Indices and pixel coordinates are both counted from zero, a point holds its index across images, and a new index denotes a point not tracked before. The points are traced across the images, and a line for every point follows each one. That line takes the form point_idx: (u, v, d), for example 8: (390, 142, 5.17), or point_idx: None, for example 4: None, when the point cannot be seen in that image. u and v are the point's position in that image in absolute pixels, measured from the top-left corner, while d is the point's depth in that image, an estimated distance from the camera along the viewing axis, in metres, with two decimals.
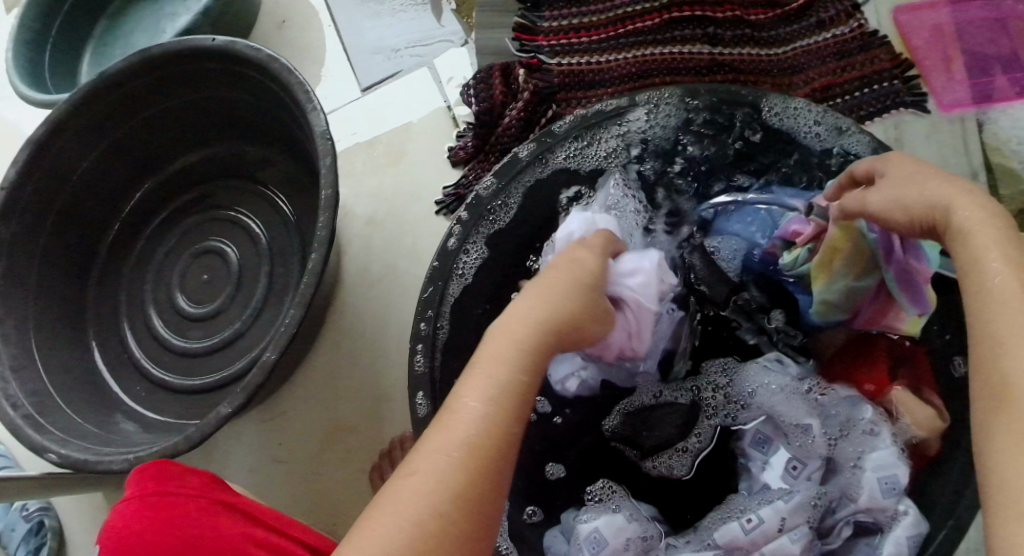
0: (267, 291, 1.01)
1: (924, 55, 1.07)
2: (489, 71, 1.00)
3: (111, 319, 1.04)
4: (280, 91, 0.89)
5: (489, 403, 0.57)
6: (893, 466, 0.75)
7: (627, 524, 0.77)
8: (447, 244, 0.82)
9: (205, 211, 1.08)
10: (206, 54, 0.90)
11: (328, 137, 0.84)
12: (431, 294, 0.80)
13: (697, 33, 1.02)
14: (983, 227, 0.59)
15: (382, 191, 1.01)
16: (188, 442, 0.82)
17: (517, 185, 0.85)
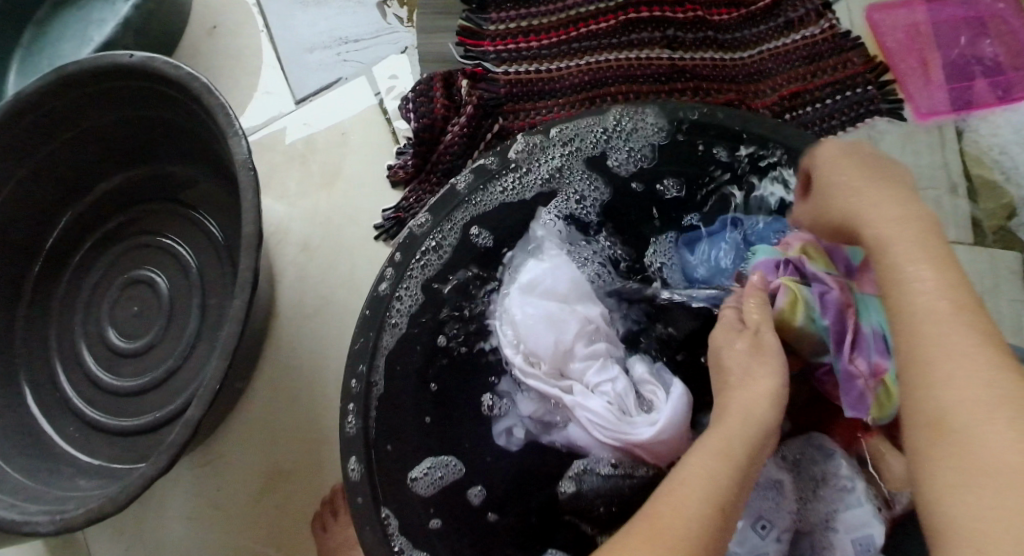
0: (201, 322, 0.93)
1: (899, 58, 1.00)
2: (429, 82, 0.92)
3: (41, 355, 0.93)
4: (201, 111, 0.80)
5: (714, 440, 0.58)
6: (868, 526, 0.69)
7: None
8: (378, 288, 0.76)
9: (134, 236, 0.98)
10: (123, 71, 0.81)
11: (250, 166, 0.76)
12: (361, 346, 0.75)
13: (656, 37, 0.95)
14: (908, 253, 0.56)
15: (321, 213, 0.93)
16: (114, 504, 0.73)
17: (455, 218, 0.79)
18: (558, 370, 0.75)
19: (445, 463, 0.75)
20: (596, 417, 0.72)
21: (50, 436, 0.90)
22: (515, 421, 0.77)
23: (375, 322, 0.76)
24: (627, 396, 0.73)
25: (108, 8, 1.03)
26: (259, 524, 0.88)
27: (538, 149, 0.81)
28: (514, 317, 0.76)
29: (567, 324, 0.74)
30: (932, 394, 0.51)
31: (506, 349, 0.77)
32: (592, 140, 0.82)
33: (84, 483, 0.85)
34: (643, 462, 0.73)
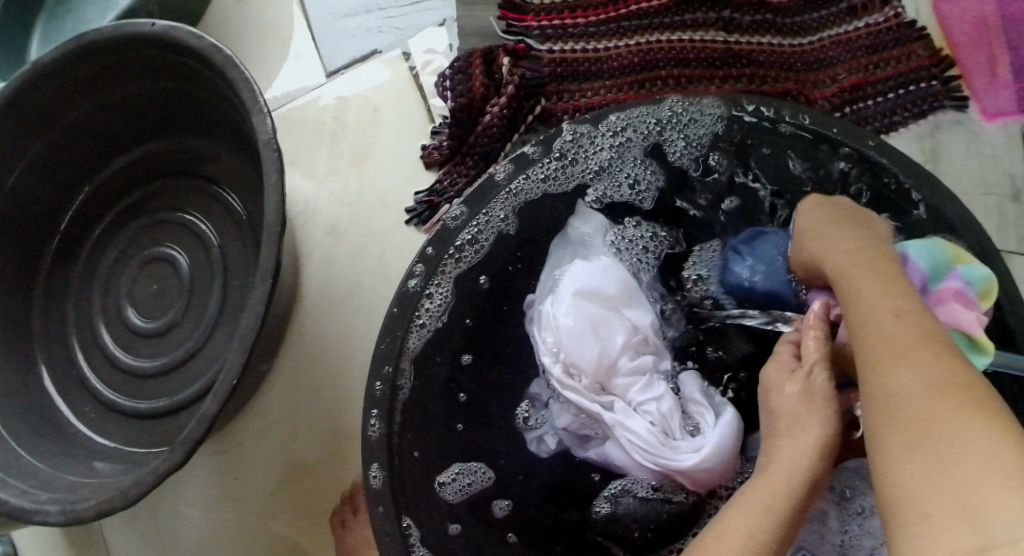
0: (221, 305, 0.88)
1: (965, 53, 0.94)
2: (468, 59, 0.86)
3: (57, 334, 0.89)
4: (224, 86, 0.74)
5: (772, 485, 0.58)
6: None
7: None
8: (407, 284, 0.71)
9: (154, 211, 0.93)
10: (142, 41, 0.75)
11: (274, 148, 0.70)
12: (388, 346, 0.70)
13: (711, 18, 0.90)
14: (863, 275, 0.59)
15: (348, 195, 0.87)
16: (125, 500, 0.69)
17: (492, 211, 0.74)
18: (598, 384, 0.69)
19: (474, 471, 0.73)
20: (638, 439, 0.68)
21: (65, 417, 0.86)
22: (548, 430, 0.74)
23: (409, 314, 0.71)
24: (671, 417, 0.69)
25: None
26: (277, 518, 0.85)
27: (583, 142, 0.76)
28: (553, 327, 0.71)
29: (611, 336, 0.69)
30: (885, 380, 0.51)
31: (545, 357, 0.71)
32: (640, 131, 0.77)
33: (100, 467, 0.81)
34: (683, 489, 0.70)
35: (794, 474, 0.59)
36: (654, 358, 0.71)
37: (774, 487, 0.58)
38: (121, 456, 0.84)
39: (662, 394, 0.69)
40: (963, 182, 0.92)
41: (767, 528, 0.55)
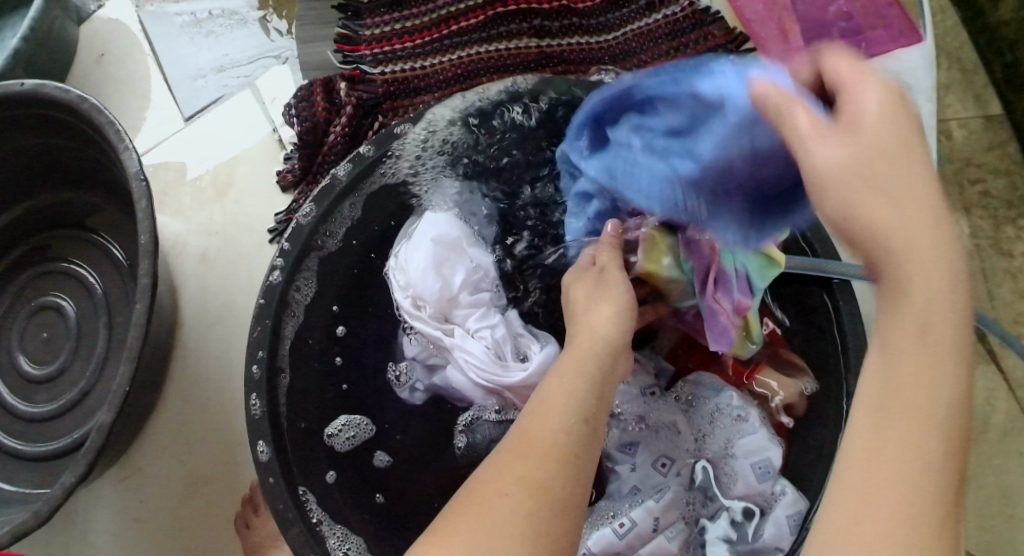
0: (108, 342, 0.96)
1: (758, 28, 1.06)
2: (311, 88, 0.96)
3: None
4: (94, 133, 0.83)
5: (599, 342, 0.64)
6: (765, 450, 0.76)
7: None
8: (271, 278, 0.77)
9: (41, 264, 1.01)
10: (14, 101, 0.83)
11: (142, 177, 0.78)
12: (260, 334, 0.75)
13: (524, 27, 0.99)
14: (933, 255, 0.47)
15: (216, 224, 0.96)
16: (38, 517, 0.76)
17: (341, 207, 0.81)
18: (441, 315, 0.80)
19: (358, 423, 0.80)
20: (472, 357, 0.77)
21: None
22: (417, 378, 0.83)
23: (275, 302, 0.76)
24: (505, 343, 0.79)
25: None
26: (183, 532, 0.90)
27: (418, 137, 0.84)
28: (399, 271, 0.81)
29: (454, 274, 0.80)
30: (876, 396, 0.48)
31: (397, 293, 0.80)
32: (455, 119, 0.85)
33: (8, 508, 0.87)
34: (514, 406, 0.80)
35: (599, 338, 0.64)
36: (490, 294, 0.82)
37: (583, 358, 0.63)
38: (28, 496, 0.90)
39: (493, 322, 0.80)
40: None
41: (589, 373, 0.61)
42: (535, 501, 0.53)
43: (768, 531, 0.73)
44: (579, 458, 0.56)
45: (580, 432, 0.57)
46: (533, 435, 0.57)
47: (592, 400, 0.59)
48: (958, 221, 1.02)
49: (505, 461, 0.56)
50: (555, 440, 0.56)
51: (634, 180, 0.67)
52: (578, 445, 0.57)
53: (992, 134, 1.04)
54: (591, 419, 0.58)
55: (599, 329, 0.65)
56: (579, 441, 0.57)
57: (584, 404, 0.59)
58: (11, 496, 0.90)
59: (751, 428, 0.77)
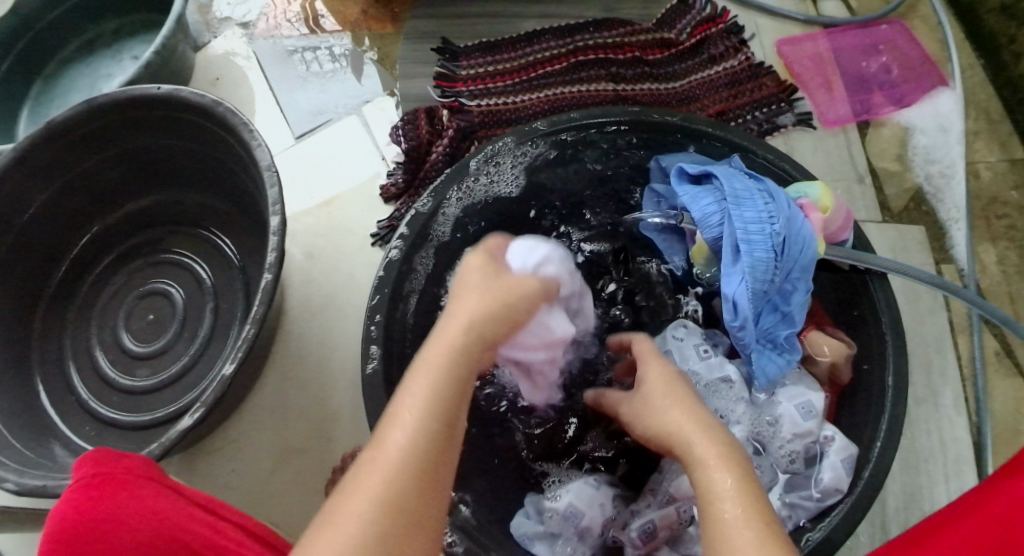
0: (212, 324, 1.08)
1: (805, 79, 1.20)
2: (416, 114, 1.12)
3: (57, 362, 1.07)
4: (223, 132, 0.96)
5: (436, 375, 0.65)
6: (806, 394, 0.90)
7: (596, 493, 0.87)
8: (390, 255, 0.88)
9: (151, 253, 1.14)
10: (153, 102, 0.96)
11: (273, 169, 0.91)
12: (378, 301, 0.87)
13: (602, 73, 1.15)
14: (664, 388, 0.76)
15: (319, 227, 1.09)
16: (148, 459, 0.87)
17: (450, 203, 0.92)
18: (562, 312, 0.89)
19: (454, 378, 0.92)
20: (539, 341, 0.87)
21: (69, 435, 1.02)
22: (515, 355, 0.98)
23: (389, 283, 0.88)
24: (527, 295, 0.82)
25: (115, 65, 1.24)
26: (273, 499, 0.99)
27: (527, 148, 0.95)
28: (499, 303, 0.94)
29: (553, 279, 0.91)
30: (714, 480, 0.65)
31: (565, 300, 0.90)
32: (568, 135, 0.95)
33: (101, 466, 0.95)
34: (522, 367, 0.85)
35: (449, 351, 0.67)
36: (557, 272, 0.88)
37: (444, 351, 0.66)
38: None
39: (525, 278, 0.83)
40: (818, 172, 1.14)
41: (427, 392, 0.64)
42: (385, 515, 0.59)
43: (827, 475, 0.85)
44: (411, 491, 0.60)
45: (423, 454, 0.62)
46: (358, 490, 0.60)
47: (439, 417, 0.63)
48: (985, 249, 1.12)
49: (338, 501, 0.60)
50: (396, 462, 0.61)
51: (706, 220, 0.92)
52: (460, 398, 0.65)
53: (1018, 174, 1.15)
54: (430, 445, 0.62)
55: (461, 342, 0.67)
56: (439, 417, 0.63)
57: (430, 427, 0.63)
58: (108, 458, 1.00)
59: (791, 381, 0.93)
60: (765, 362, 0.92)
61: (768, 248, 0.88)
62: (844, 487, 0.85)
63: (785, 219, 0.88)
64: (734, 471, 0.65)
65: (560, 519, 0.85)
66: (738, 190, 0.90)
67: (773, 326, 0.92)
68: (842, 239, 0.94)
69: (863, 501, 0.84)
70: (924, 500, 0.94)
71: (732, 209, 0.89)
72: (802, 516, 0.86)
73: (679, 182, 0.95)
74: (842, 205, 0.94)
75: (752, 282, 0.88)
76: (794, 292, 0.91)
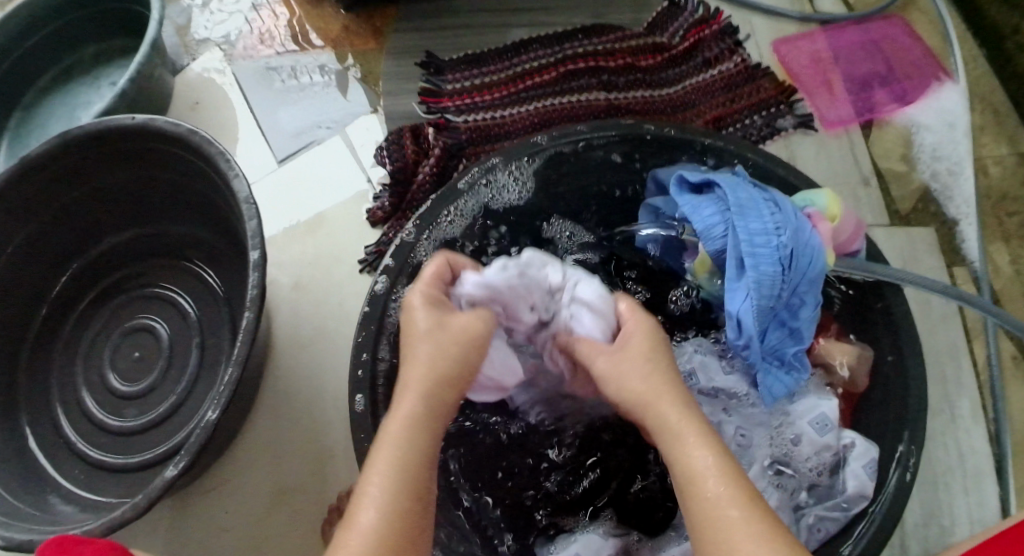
0: (200, 357, 1.04)
1: (805, 80, 1.16)
2: (400, 133, 1.07)
3: (43, 402, 1.03)
4: (204, 164, 0.92)
5: (404, 456, 0.64)
6: (819, 406, 0.88)
7: (604, 542, 0.85)
8: (375, 289, 0.88)
9: (132, 288, 1.09)
10: (128, 133, 0.92)
11: (252, 201, 0.89)
12: (365, 337, 0.86)
13: (593, 82, 1.11)
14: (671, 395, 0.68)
15: (307, 255, 1.05)
16: (135, 511, 0.83)
17: (437, 230, 0.91)
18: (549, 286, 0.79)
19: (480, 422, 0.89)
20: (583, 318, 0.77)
21: (56, 479, 0.98)
22: None
23: (375, 320, 0.87)
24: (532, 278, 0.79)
25: (93, 92, 1.20)
26: (267, 543, 0.95)
27: (518, 167, 0.94)
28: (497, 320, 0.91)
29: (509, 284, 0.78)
30: (724, 539, 0.60)
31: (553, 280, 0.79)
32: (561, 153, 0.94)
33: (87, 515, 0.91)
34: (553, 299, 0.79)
35: (411, 423, 0.66)
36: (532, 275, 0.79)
37: (386, 476, 0.63)
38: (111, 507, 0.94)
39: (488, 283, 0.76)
40: (820, 176, 1.10)
41: (388, 480, 0.63)
42: None
43: (850, 483, 0.84)
44: None
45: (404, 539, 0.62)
46: None
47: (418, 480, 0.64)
48: (997, 249, 1.08)
49: None
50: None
51: (709, 233, 0.89)
52: (423, 470, 0.64)
53: None
54: (401, 527, 0.62)
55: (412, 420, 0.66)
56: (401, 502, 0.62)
57: (400, 518, 0.62)
58: (94, 504, 0.95)
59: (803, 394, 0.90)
60: (772, 382, 0.88)
61: (774, 261, 0.85)
62: (869, 493, 0.83)
63: (792, 230, 0.85)
64: (708, 442, 0.64)
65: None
66: (743, 200, 0.87)
67: (780, 342, 0.88)
68: (854, 249, 0.92)
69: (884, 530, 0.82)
70: (943, 515, 0.96)
71: (736, 220, 0.86)
72: (831, 529, 0.84)
73: (679, 191, 0.92)
74: (849, 215, 0.92)
75: (758, 298, 0.84)
76: (802, 306, 0.88)
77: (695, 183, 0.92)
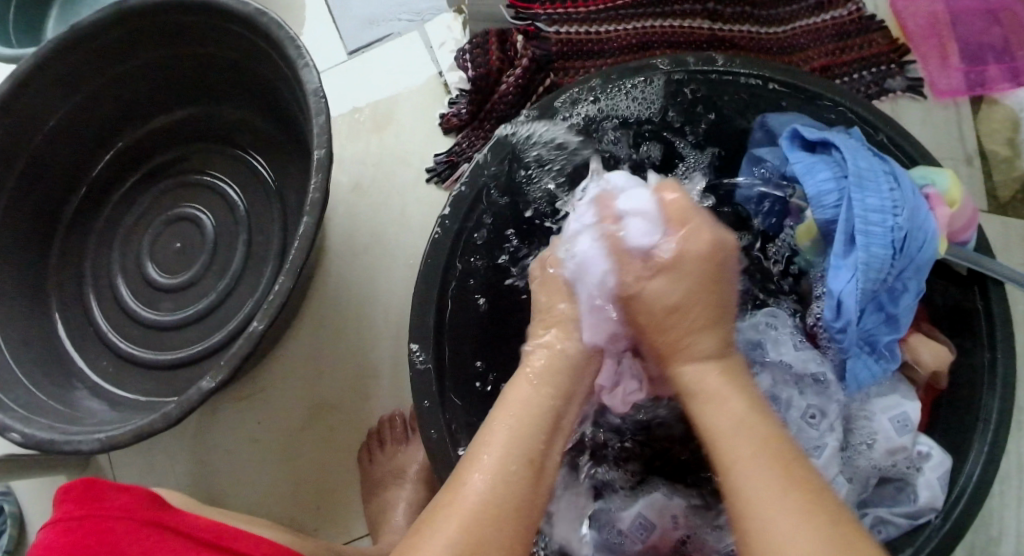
0: (244, 257, 1.00)
1: (919, 41, 1.06)
2: (486, 36, 0.96)
3: (75, 286, 1.02)
4: (271, 51, 0.86)
5: (493, 486, 0.61)
6: (901, 405, 0.84)
7: (669, 502, 0.83)
8: (447, 209, 0.81)
9: (178, 173, 1.06)
10: (187, 6, 0.87)
11: (320, 94, 0.81)
12: (433, 262, 0.79)
13: (697, 9, 0.99)
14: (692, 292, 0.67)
15: (368, 157, 0.98)
16: (165, 420, 0.78)
17: (521, 151, 0.85)
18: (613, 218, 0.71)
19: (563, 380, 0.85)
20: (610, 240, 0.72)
21: (84, 369, 0.98)
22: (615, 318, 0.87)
23: (442, 257, 0.80)
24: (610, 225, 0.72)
25: None
26: (298, 460, 0.93)
27: (626, 88, 0.86)
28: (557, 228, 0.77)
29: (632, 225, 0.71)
30: (724, 438, 0.61)
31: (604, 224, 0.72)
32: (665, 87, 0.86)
33: (117, 413, 0.92)
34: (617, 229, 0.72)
35: (511, 457, 0.62)
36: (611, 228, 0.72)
37: (476, 493, 0.60)
38: (141, 405, 0.95)
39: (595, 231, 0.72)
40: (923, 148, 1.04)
41: (473, 511, 0.59)
42: None
43: (922, 492, 0.81)
44: None
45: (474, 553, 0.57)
46: None
47: (490, 534, 0.58)
48: None
49: None
50: None
51: (820, 200, 0.81)
52: (517, 512, 0.60)
53: None
54: (473, 538, 0.58)
55: (534, 393, 0.67)
56: (479, 539, 0.58)
57: (471, 532, 0.58)
58: (123, 400, 0.96)
59: (887, 388, 0.86)
60: (859, 368, 0.83)
61: (887, 243, 0.78)
62: (939, 505, 0.81)
63: (910, 210, 0.79)
64: (746, 399, 0.63)
65: (626, 534, 0.81)
66: (863, 169, 0.80)
67: (875, 327, 0.82)
68: (963, 239, 0.85)
69: (947, 542, 0.79)
70: (992, 524, 0.95)
71: (854, 190, 0.79)
72: (893, 533, 0.82)
73: (790, 147, 0.85)
74: (968, 202, 0.85)
75: (864, 279, 0.78)
76: (904, 293, 0.82)
77: (809, 140, 0.84)
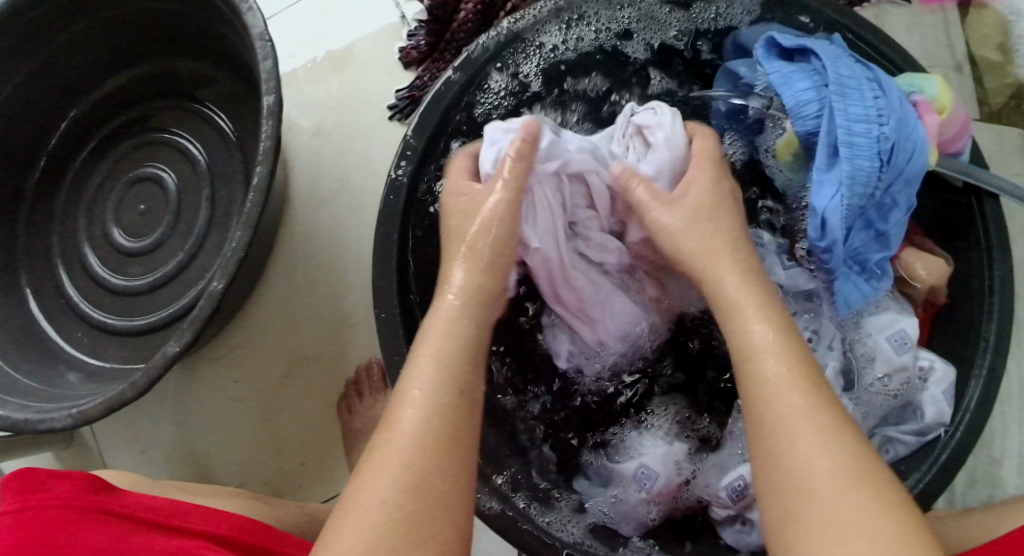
0: (210, 214, 0.97)
1: None
2: None
3: (44, 260, 1.00)
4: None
5: (432, 400, 0.60)
6: (899, 323, 0.81)
7: (671, 447, 0.80)
8: (408, 143, 0.76)
9: (140, 132, 1.03)
10: None
11: (266, 37, 0.77)
12: (394, 200, 0.75)
13: None
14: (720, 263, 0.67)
15: (329, 99, 0.94)
16: (134, 389, 0.76)
17: (485, 73, 0.79)
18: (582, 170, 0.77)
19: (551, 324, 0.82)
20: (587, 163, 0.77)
21: (57, 342, 0.96)
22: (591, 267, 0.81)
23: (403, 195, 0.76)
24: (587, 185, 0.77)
25: None
26: (278, 415, 0.91)
27: None
28: None
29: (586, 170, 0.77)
30: (738, 332, 0.62)
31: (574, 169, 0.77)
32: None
33: (91, 384, 0.90)
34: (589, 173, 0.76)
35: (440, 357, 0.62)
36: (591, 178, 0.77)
37: (417, 412, 0.60)
38: (117, 374, 0.93)
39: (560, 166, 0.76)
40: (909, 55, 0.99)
41: (413, 441, 0.58)
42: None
43: (928, 409, 0.78)
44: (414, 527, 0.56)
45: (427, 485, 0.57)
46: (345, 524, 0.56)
47: (442, 457, 0.58)
48: None
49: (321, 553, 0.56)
50: (377, 515, 0.56)
51: (800, 116, 0.77)
52: (458, 427, 0.60)
53: None
54: (421, 472, 0.57)
55: (460, 301, 0.66)
56: (432, 461, 0.58)
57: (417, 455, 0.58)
58: (99, 370, 0.94)
59: (878, 306, 0.82)
60: (851, 290, 0.80)
61: (873, 154, 0.74)
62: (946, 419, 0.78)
63: (896, 119, 0.74)
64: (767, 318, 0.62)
65: (626, 481, 0.78)
66: (843, 76, 0.75)
67: (864, 246, 0.79)
68: (956, 150, 0.81)
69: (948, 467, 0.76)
70: (995, 446, 0.93)
71: (835, 100, 0.75)
72: (902, 452, 0.79)
73: (767, 56, 0.80)
74: (960, 110, 0.81)
75: (850, 195, 0.75)
76: (894, 208, 0.78)
77: (786, 48, 0.79)
